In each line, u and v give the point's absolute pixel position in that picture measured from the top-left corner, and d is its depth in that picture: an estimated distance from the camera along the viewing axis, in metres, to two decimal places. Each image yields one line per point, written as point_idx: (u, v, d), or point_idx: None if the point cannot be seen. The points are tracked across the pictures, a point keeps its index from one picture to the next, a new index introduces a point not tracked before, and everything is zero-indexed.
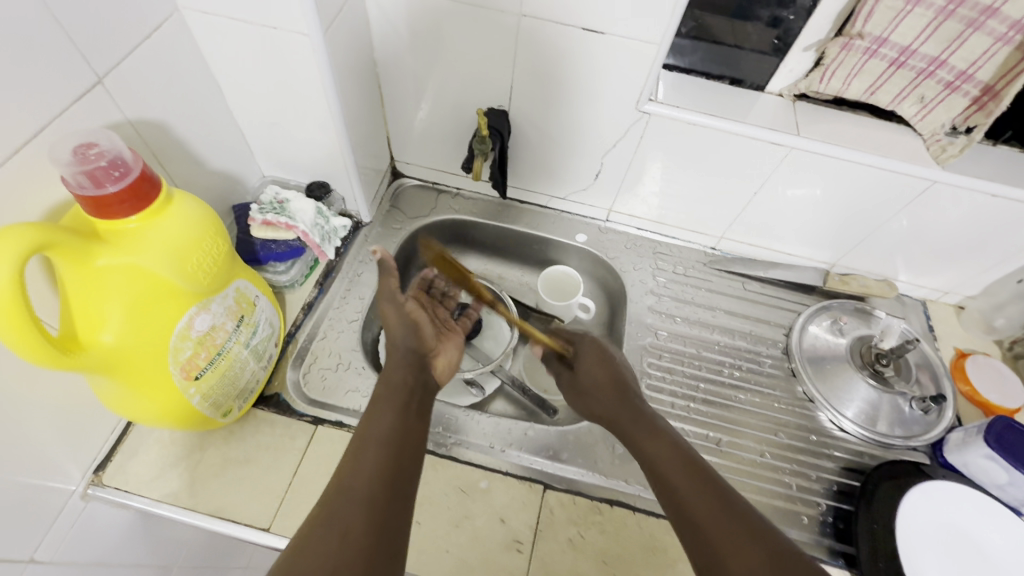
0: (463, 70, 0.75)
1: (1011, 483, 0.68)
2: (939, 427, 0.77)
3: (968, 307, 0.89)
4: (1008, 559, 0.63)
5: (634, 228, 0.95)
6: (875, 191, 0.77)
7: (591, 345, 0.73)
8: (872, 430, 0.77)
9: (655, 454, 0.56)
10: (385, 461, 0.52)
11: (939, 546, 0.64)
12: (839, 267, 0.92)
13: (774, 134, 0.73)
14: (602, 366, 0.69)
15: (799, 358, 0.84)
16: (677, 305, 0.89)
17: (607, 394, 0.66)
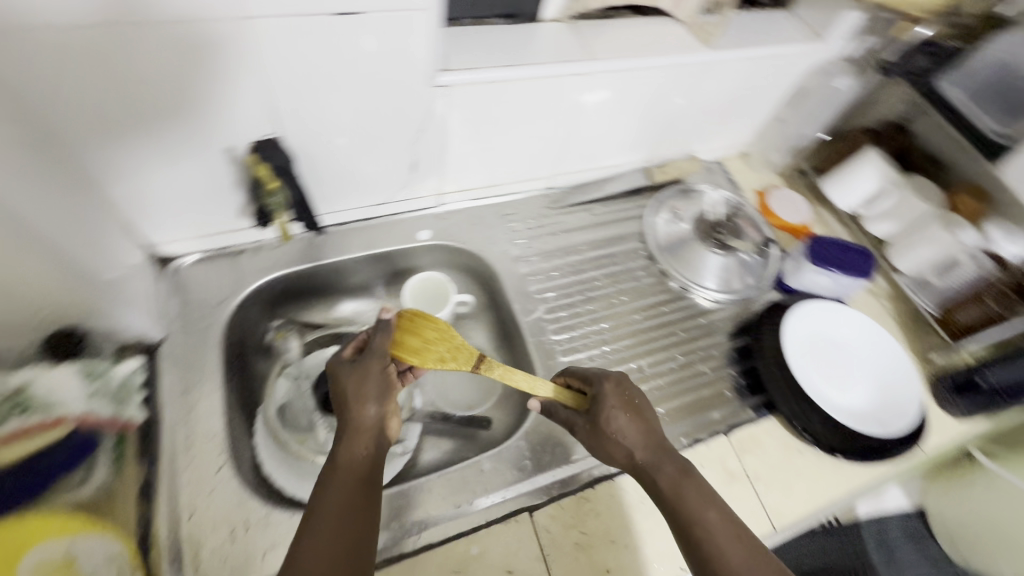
0: (195, 109, 0.55)
1: (832, 282, 0.85)
2: (774, 262, 0.92)
3: (750, 152, 1.05)
4: (854, 345, 0.82)
5: (471, 201, 0.88)
6: (667, 86, 0.81)
7: (613, 387, 0.61)
8: (735, 290, 0.89)
9: (700, 520, 0.52)
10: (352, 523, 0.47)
11: (814, 359, 0.80)
12: (654, 160, 0.98)
13: (572, 65, 0.70)
14: (630, 415, 0.59)
15: (661, 256, 0.91)
16: (546, 259, 0.87)
17: (635, 441, 0.57)
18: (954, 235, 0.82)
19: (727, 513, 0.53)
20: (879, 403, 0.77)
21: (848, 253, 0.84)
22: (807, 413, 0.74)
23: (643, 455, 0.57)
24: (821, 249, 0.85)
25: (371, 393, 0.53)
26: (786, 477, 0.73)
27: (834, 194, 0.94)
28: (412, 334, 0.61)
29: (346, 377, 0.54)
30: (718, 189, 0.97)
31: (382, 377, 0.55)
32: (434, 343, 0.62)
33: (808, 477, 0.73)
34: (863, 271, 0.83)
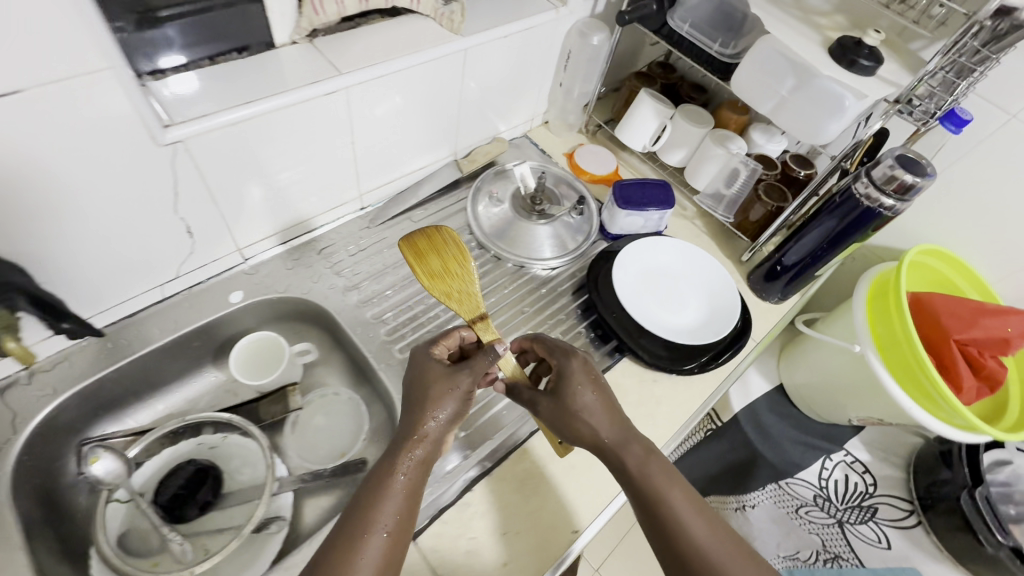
0: None
1: (645, 220, 0.92)
2: (594, 216, 0.97)
3: (550, 119, 1.09)
4: (675, 271, 0.90)
5: (280, 245, 0.82)
6: (436, 81, 0.80)
7: (577, 364, 0.66)
8: (568, 252, 0.92)
9: (665, 500, 0.58)
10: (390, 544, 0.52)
11: (646, 294, 0.86)
12: (460, 151, 0.99)
13: (322, 85, 0.67)
14: (593, 391, 0.64)
15: (492, 242, 0.91)
16: (378, 280, 0.84)
17: (601, 422, 0.62)
18: (726, 149, 0.92)
19: (686, 488, 0.60)
20: (704, 317, 0.85)
21: (649, 190, 0.91)
22: (650, 345, 0.80)
23: (607, 435, 0.62)
24: (627, 193, 0.90)
25: (447, 400, 0.60)
26: (650, 408, 0.78)
27: (627, 140, 1.00)
28: (437, 256, 0.72)
29: (433, 365, 0.63)
30: (527, 162, 0.99)
31: (461, 396, 0.61)
32: (451, 278, 0.71)
33: (668, 401, 0.79)
34: (665, 202, 0.91)
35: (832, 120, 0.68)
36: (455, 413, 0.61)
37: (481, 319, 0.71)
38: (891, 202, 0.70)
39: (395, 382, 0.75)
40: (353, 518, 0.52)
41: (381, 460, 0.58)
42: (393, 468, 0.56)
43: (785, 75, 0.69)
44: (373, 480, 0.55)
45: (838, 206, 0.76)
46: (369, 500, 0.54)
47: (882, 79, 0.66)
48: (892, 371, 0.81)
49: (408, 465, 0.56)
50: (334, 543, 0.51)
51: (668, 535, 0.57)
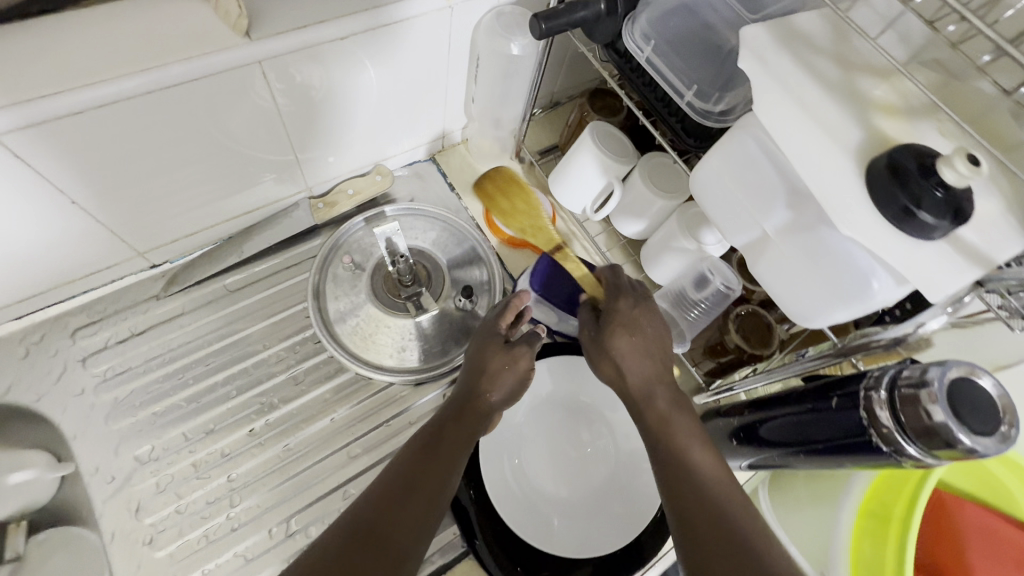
0: None
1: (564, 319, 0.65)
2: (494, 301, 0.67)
3: (471, 138, 0.76)
4: (576, 413, 0.63)
5: (11, 321, 0.58)
6: (217, 105, 0.50)
7: (625, 308, 0.56)
8: (443, 359, 0.64)
9: (681, 451, 0.46)
10: (421, 507, 0.45)
11: (521, 447, 0.60)
12: (318, 186, 0.69)
13: None
14: (633, 335, 0.53)
15: (331, 337, 0.63)
16: (149, 385, 0.59)
17: (634, 365, 0.52)
18: (697, 245, 0.59)
19: (716, 453, 0.47)
20: (598, 496, 0.58)
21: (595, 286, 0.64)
22: (493, 542, 0.55)
23: (636, 381, 0.51)
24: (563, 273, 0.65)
25: (502, 381, 0.54)
26: None
27: (563, 196, 0.68)
28: (504, 196, 0.68)
29: (488, 335, 0.57)
30: (415, 207, 0.71)
31: (521, 376, 0.55)
32: (521, 215, 0.66)
33: None
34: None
35: (839, 305, 0.37)
36: (510, 396, 0.54)
37: (561, 251, 0.63)
38: (913, 450, 0.39)
39: (126, 561, 0.52)
40: (382, 496, 0.45)
41: (426, 426, 0.51)
42: (442, 443, 0.49)
43: (770, 197, 0.38)
44: (415, 450, 0.49)
45: (830, 412, 0.46)
46: (398, 495, 0.45)
47: (949, 247, 0.34)
48: None
49: (440, 465, 0.48)
50: (343, 538, 0.42)
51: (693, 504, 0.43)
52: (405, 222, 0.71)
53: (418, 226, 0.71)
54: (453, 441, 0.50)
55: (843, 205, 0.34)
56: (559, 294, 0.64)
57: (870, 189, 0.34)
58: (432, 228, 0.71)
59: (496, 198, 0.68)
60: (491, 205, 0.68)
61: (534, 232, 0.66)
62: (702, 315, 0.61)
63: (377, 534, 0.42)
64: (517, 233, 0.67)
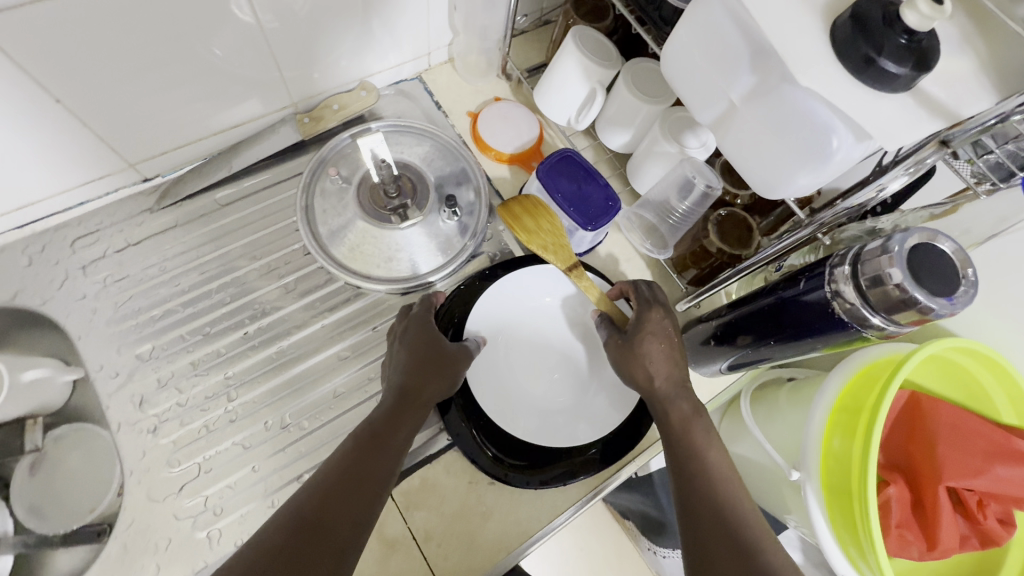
0: None
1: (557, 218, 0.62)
2: (479, 214, 0.68)
3: (456, 54, 0.75)
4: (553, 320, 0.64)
5: (11, 230, 0.60)
6: (191, 5, 0.50)
7: (655, 316, 0.55)
8: (429, 271, 0.66)
9: (701, 460, 0.50)
10: (367, 501, 0.45)
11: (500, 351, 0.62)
12: (304, 102, 0.69)
13: None
14: (663, 343, 0.54)
15: (319, 248, 0.64)
16: (145, 292, 0.62)
17: (663, 372, 0.53)
18: (679, 147, 0.59)
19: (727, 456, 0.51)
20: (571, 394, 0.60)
21: (597, 190, 0.61)
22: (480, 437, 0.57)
23: (664, 384, 0.52)
24: (568, 168, 0.62)
25: (442, 373, 0.53)
26: (470, 527, 0.56)
27: (548, 110, 0.68)
28: (530, 215, 0.59)
29: (424, 330, 0.55)
30: (402, 123, 0.71)
31: (457, 364, 0.54)
32: (545, 232, 0.58)
33: (501, 519, 0.57)
34: (599, 219, 0.60)
35: (801, 169, 0.37)
36: (448, 388, 0.53)
37: (576, 270, 0.59)
38: (878, 321, 0.40)
39: (133, 447, 0.56)
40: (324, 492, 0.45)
41: (371, 418, 0.50)
42: (387, 443, 0.49)
43: (735, 62, 0.37)
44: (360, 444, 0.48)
45: (799, 294, 0.47)
46: (343, 489, 0.45)
47: (910, 101, 0.33)
48: (833, 518, 0.56)
49: (384, 456, 0.48)
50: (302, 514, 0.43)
51: (703, 498, 0.48)
52: (394, 138, 0.71)
53: (405, 142, 0.71)
54: (394, 435, 0.49)
55: (804, 58, 0.33)
56: (557, 187, 0.60)
57: (833, 41, 0.33)
58: (419, 144, 0.72)
59: (521, 216, 0.59)
60: (513, 223, 0.58)
61: (556, 250, 0.59)
62: (681, 220, 0.61)
63: (324, 527, 0.43)
64: (537, 250, 0.59)
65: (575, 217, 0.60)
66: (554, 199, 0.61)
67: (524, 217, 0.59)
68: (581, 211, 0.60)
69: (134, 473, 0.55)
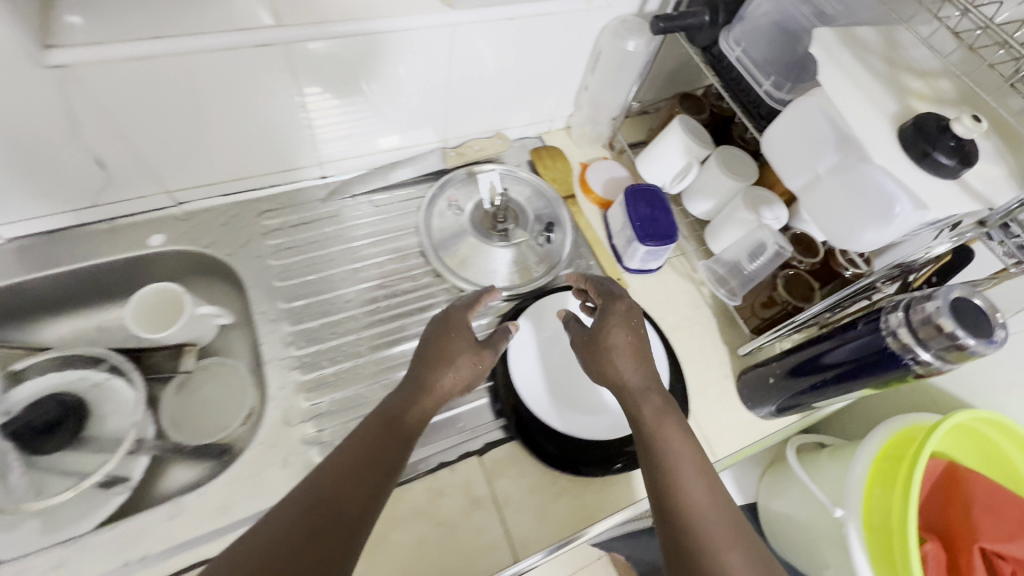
0: None
1: (623, 227, 0.80)
2: (564, 243, 0.83)
3: (573, 125, 0.93)
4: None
5: (219, 197, 0.76)
6: (415, 56, 0.69)
7: (620, 309, 0.64)
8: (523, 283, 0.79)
9: (667, 446, 0.54)
10: (371, 487, 0.48)
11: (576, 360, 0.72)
12: (452, 140, 0.87)
13: (251, 35, 0.58)
14: (627, 332, 0.62)
15: (434, 255, 0.79)
16: (307, 261, 0.76)
17: (629, 365, 0.60)
18: (756, 217, 0.73)
19: (697, 452, 0.54)
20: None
21: (664, 220, 0.77)
22: (550, 439, 0.65)
23: (632, 378, 0.59)
24: (649, 197, 0.79)
25: (459, 364, 0.59)
26: (542, 503, 0.63)
27: (647, 172, 0.83)
28: (550, 159, 0.89)
29: (464, 334, 0.62)
30: (512, 169, 0.88)
31: (479, 368, 0.60)
32: (557, 170, 0.88)
33: (569, 502, 0.63)
34: (656, 240, 0.75)
35: (869, 224, 0.50)
36: (464, 386, 0.59)
37: (572, 198, 0.87)
38: (927, 356, 0.50)
39: (277, 379, 0.68)
40: (334, 481, 0.47)
41: (387, 402, 0.56)
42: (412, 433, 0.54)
43: (825, 145, 0.53)
44: (374, 426, 0.53)
45: (857, 334, 0.57)
46: (357, 469, 0.49)
47: (957, 187, 0.46)
48: (874, 558, 0.61)
49: (391, 447, 0.52)
50: (318, 497, 0.46)
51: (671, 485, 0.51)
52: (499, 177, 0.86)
53: (509, 182, 0.87)
54: (404, 424, 0.54)
55: (877, 142, 0.47)
56: (635, 209, 0.77)
57: (899, 136, 0.47)
58: (522, 185, 0.87)
59: (545, 158, 0.89)
60: (539, 161, 0.89)
61: (561, 184, 0.88)
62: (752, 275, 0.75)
63: (330, 513, 0.45)
64: (548, 180, 0.88)
65: (637, 232, 0.76)
66: (629, 216, 0.78)
67: (545, 160, 0.89)
68: (646, 229, 0.76)
69: (274, 399, 0.67)
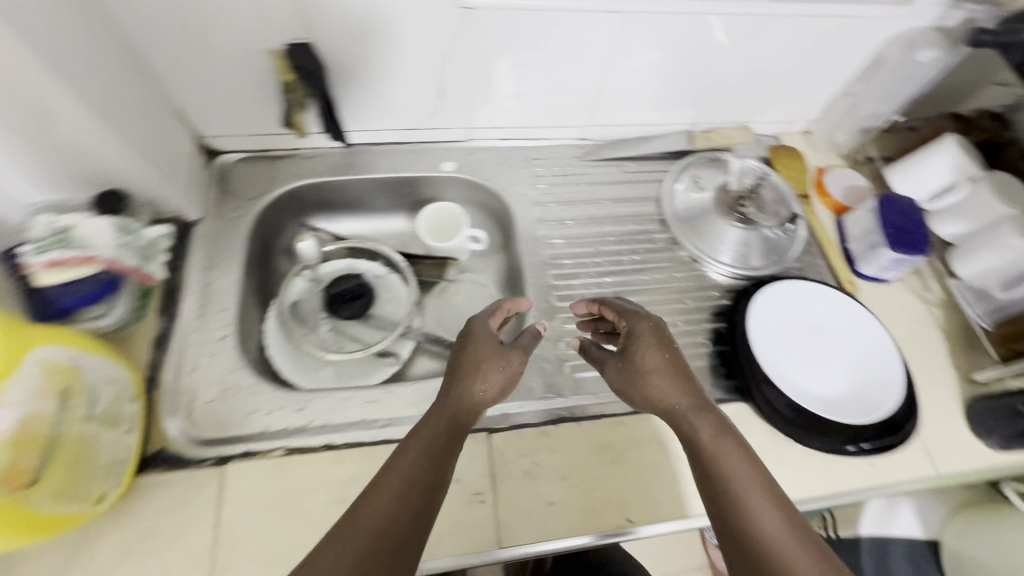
0: (260, 21, 0.63)
1: (866, 232, 0.82)
2: (796, 241, 0.85)
3: (815, 130, 0.96)
4: (858, 337, 0.75)
5: (499, 140, 0.89)
6: (716, 39, 0.76)
7: (648, 328, 0.58)
8: (747, 266, 0.83)
9: (739, 487, 0.46)
10: (409, 485, 0.46)
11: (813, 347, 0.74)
12: (700, 124, 0.93)
13: (606, 1, 0.68)
14: (662, 353, 0.55)
15: (674, 224, 0.86)
16: (563, 207, 0.86)
17: (670, 388, 0.53)
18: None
19: (774, 491, 0.47)
20: (864, 398, 0.71)
21: (919, 232, 0.77)
22: (786, 403, 0.68)
23: (681, 403, 0.53)
24: (904, 207, 0.79)
25: (492, 375, 0.56)
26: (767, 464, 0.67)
27: (899, 183, 0.85)
28: (790, 158, 0.92)
29: (487, 339, 0.59)
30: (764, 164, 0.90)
31: (512, 374, 0.57)
32: (796, 170, 0.91)
33: (790, 471, 0.67)
34: (907, 248, 0.76)
35: None
36: (501, 391, 0.56)
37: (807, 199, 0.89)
38: None
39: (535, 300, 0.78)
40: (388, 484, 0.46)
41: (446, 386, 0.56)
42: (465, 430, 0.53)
43: None
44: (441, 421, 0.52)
45: None
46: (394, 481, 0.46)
47: None
48: None
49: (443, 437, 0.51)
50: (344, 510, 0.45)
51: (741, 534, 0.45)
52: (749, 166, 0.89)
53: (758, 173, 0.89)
54: (447, 415, 0.52)
55: None
56: (887, 216, 0.78)
57: None
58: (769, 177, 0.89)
59: (783, 156, 0.92)
60: (778, 158, 0.92)
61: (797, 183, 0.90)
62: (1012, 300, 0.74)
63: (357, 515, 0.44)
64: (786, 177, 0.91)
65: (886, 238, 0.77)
66: (880, 221, 0.79)
67: (784, 158, 0.92)
68: (897, 237, 0.77)
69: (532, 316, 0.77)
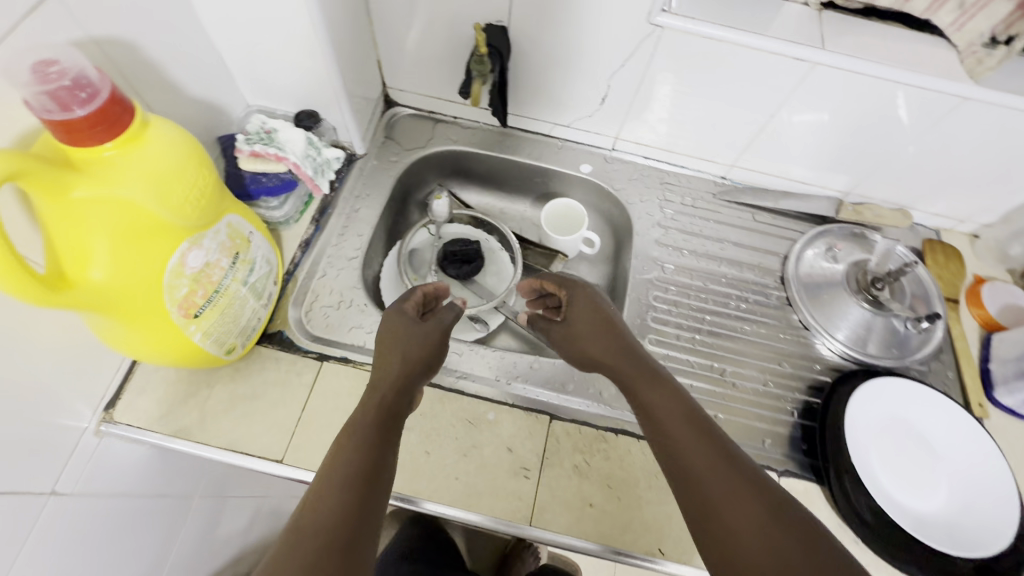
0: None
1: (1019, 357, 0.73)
2: (927, 344, 0.78)
3: (986, 236, 0.87)
4: (977, 466, 0.67)
5: (641, 157, 0.91)
6: (903, 112, 0.72)
7: (580, 292, 0.64)
8: (862, 351, 0.77)
9: (671, 443, 0.49)
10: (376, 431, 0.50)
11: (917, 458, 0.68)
12: (853, 196, 0.88)
13: (796, 48, 0.67)
14: (590, 308, 0.62)
15: (795, 286, 0.83)
16: (684, 237, 0.86)
17: (601, 344, 0.60)
18: None
19: (703, 418, 0.50)
20: (965, 526, 0.63)
21: None
22: (868, 503, 0.63)
23: (614, 354, 0.58)
24: None
25: (432, 333, 0.61)
26: None
27: None
28: (945, 257, 0.84)
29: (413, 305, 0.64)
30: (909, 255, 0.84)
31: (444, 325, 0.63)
32: (949, 270, 0.83)
33: None
34: None
35: None
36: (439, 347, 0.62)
37: (954, 303, 0.81)
38: None
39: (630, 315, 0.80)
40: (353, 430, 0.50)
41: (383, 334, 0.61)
42: (416, 384, 0.57)
43: None
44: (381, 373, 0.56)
45: None
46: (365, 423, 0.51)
47: None
48: None
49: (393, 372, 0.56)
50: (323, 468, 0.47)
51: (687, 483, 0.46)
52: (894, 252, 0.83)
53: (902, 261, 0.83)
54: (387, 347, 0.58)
55: None
56: None
57: None
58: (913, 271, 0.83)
59: (939, 252, 0.85)
60: (932, 252, 0.85)
61: (947, 284, 0.83)
62: None
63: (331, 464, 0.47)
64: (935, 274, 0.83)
65: None
66: None
67: (939, 254, 0.85)
68: None
69: None
